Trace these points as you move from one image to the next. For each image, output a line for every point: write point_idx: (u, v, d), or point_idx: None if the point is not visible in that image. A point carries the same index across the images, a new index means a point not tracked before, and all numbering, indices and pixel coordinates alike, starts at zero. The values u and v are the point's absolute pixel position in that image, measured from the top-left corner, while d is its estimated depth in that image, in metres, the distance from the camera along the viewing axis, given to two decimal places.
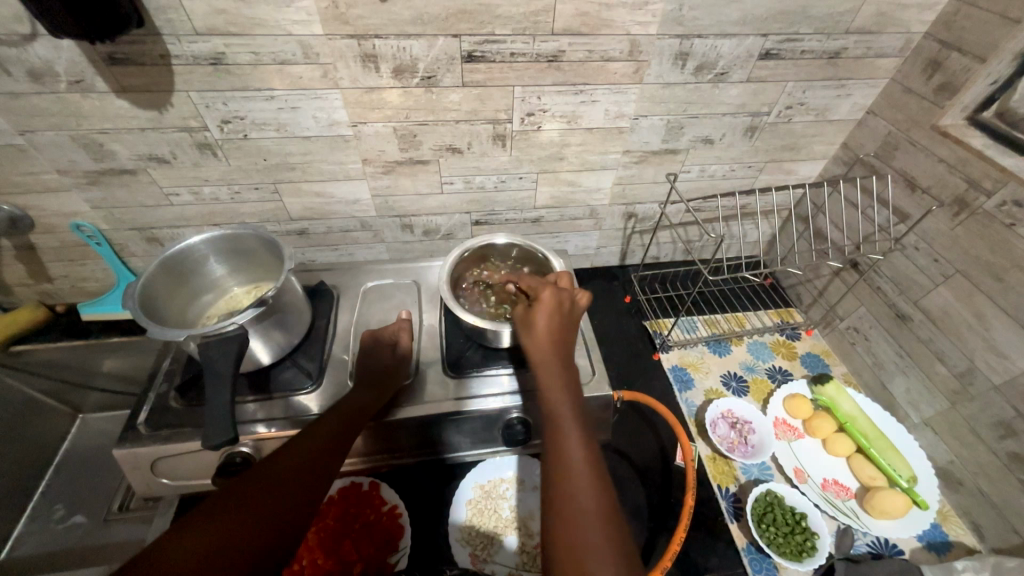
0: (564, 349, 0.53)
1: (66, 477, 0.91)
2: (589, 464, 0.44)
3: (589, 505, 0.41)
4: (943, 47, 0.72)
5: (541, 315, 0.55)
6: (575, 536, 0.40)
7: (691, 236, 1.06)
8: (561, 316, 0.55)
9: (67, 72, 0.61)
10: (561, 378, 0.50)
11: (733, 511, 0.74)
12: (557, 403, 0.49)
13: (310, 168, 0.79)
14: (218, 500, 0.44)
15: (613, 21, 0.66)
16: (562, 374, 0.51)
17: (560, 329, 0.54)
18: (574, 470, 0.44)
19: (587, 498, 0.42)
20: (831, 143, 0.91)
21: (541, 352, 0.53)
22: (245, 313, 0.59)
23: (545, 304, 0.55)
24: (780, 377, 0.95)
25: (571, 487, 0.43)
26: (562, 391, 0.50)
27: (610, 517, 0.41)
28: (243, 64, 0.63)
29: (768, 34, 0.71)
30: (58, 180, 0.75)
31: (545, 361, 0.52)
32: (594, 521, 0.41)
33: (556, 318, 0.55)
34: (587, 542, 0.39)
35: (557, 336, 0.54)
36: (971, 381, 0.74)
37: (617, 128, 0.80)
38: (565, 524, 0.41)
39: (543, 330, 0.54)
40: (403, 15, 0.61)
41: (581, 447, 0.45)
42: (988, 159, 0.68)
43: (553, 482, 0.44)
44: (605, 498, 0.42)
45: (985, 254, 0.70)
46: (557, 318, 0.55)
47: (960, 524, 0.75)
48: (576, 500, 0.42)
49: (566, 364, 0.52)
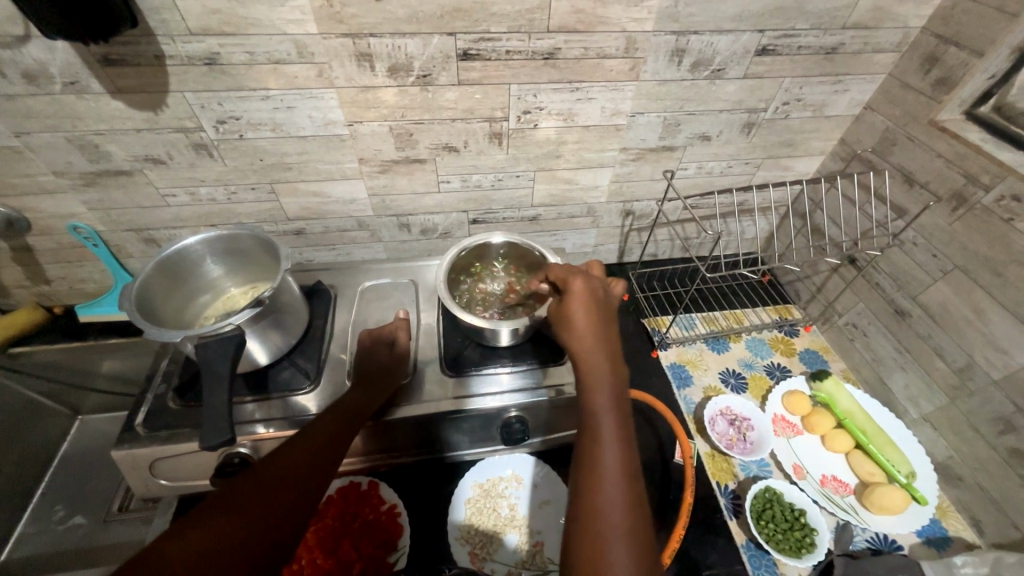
0: (605, 343, 0.53)
1: (66, 477, 0.91)
2: (621, 461, 0.45)
3: (615, 502, 0.42)
4: (940, 42, 0.72)
5: (579, 308, 0.55)
6: (597, 531, 0.40)
7: (689, 233, 1.06)
8: (600, 311, 0.55)
9: (62, 73, 0.61)
10: (600, 372, 0.50)
11: (732, 508, 0.74)
12: (595, 396, 0.49)
13: (306, 168, 0.78)
14: (216, 500, 0.44)
15: (609, 18, 0.65)
16: (602, 369, 0.51)
17: (599, 323, 0.54)
18: (604, 465, 0.44)
19: (615, 495, 0.42)
20: (828, 139, 0.91)
21: (579, 344, 0.53)
22: (242, 315, 0.58)
23: (581, 298, 0.56)
24: (779, 374, 0.95)
25: (599, 482, 0.43)
26: (601, 384, 0.50)
27: (634, 517, 0.41)
28: (238, 64, 0.63)
29: (764, 31, 0.71)
30: (54, 182, 0.75)
31: (584, 355, 0.52)
32: (617, 517, 0.41)
33: (594, 313, 0.55)
34: (609, 538, 0.40)
35: (596, 331, 0.53)
36: (971, 376, 0.74)
37: (614, 126, 0.80)
38: (589, 518, 0.41)
39: (582, 323, 0.54)
40: (398, 13, 0.61)
41: (614, 444, 0.46)
42: (986, 154, 0.68)
43: (581, 475, 0.45)
44: (633, 496, 0.43)
45: (983, 250, 0.70)
46: (596, 312, 0.55)
47: (959, 519, 0.75)
48: (601, 494, 0.42)
49: (606, 358, 0.52)
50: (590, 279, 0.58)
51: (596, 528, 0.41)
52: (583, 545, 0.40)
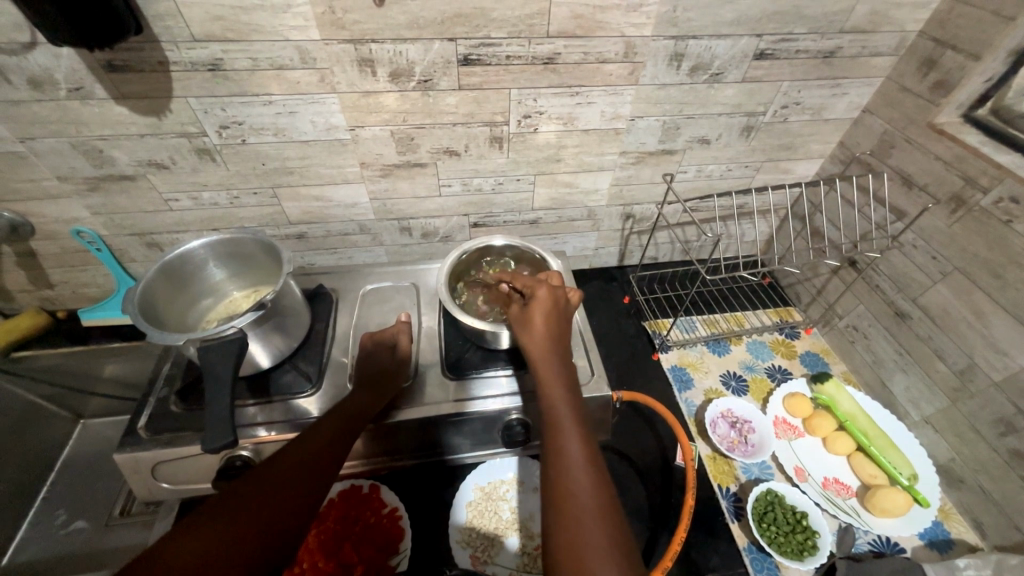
0: (561, 348, 0.54)
1: (68, 482, 0.90)
2: (588, 461, 0.45)
3: (589, 503, 0.42)
4: (936, 45, 0.72)
5: (537, 315, 0.56)
6: (574, 534, 0.40)
7: (689, 236, 1.07)
8: (556, 316, 0.56)
9: (67, 80, 0.62)
10: (560, 376, 0.51)
11: (733, 510, 0.74)
12: (557, 401, 0.49)
13: (308, 172, 0.79)
14: (216, 502, 0.44)
15: (608, 23, 0.66)
16: (560, 373, 0.51)
17: (555, 330, 0.55)
18: (574, 466, 0.44)
19: (588, 495, 0.42)
20: (827, 142, 0.92)
21: (539, 351, 0.53)
22: (244, 317, 0.59)
23: (540, 304, 0.57)
24: (780, 376, 0.95)
25: (570, 483, 0.43)
26: (561, 389, 0.50)
27: (610, 514, 0.41)
28: (241, 70, 0.64)
29: (762, 35, 0.71)
30: (58, 187, 0.75)
31: (544, 361, 0.52)
32: (593, 516, 0.41)
33: (552, 318, 0.56)
34: (586, 538, 0.39)
35: (554, 337, 0.54)
36: (971, 378, 0.74)
37: (614, 129, 0.81)
38: (565, 521, 0.41)
39: (540, 329, 0.55)
40: (399, 19, 0.62)
41: (581, 444, 0.46)
42: (984, 156, 0.68)
43: (553, 480, 0.44)
44: (605, 495, 0.42)
45: (982, 251, 0.70)
46: (552, 318, 0.56)
47: (961, 521, 0.75)
48: (575, 496, 0.42)
49: (564, 363, 0.53)
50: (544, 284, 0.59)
51: (573, 531, 0.40)
52: (562, 551, 0.39)
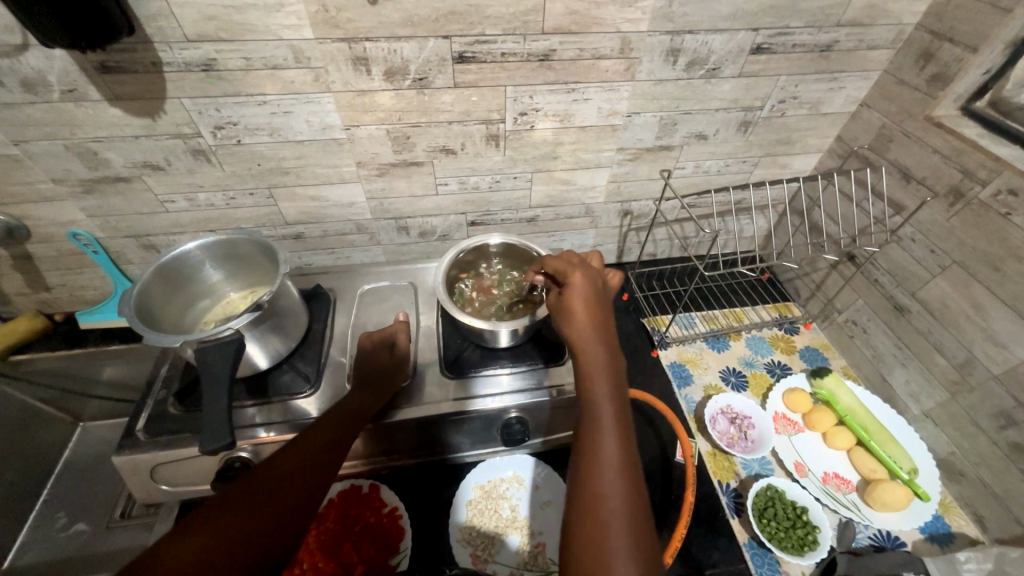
0: (606, 337, 0.53)
1: (69, 484, 0.90)
2: (622, 455, 0.44)
3: (615, 498, 0.41)
4: (934, 38, 0.72)
5: (577, 303, 0.55)
6: (597, 526, 0.40)
7: (688, 232, 1.06)
8: (598, 305, 0.55)
9: (60, 81, 0.62)
10: (603, 367, 0.50)
11: (734, 507, 0.74)
12: (597, 391, 0.49)
13: (304, 172, 0.79)
14: (212, 504, 0.44)
15: (603, 19, 0.66)
16: (602, 361, 0.51)
17: (599, 318, 0.54)
18: (605, 458, 0.44)
19: (616, 486, 0.42)
20: (825, 136, 0.91)
21: (579, 336, 0.53)
22: (241, 318, 0.58)
23: (580, 292, 0.56)
24: (780, 371, 0.95)
25: (599, 475, 0.43)
26: (603, 379, 0.49)
27: (635, 509, 0.41)
28: (235, 70, 0.64)
29: (759, 29, 0.71)
30: (53, 190, 0.75)
31: (585, 348, 0.52)
32: (617, 512, 0.41)
33: (596, 306, 0.55)
34: (609, 533, 0.39)
35: (598, 325, 0.53)
36: (971, 371, 0.74)
37: (611, 126, 0.80)
38: (590, 514, 0.41)
39: (583, 317, 0.54)
40: (393, 17, 0.61)
41: (616, 438, 0.45)
42: (982, 149, 0.68)
43: (582, 469, 0.44)
44: (633, 492, 0.42)
45: (981, 244, 0.70)
46: (594, 307, 0.55)
47: (962, 515, 0.75)
48: (602, 488, 0.42)
49: (608, 352, 0.52)
50: (588, 272, 0.58)
51: (596, 523, 0.40)
52: (582, 540, 0.40)
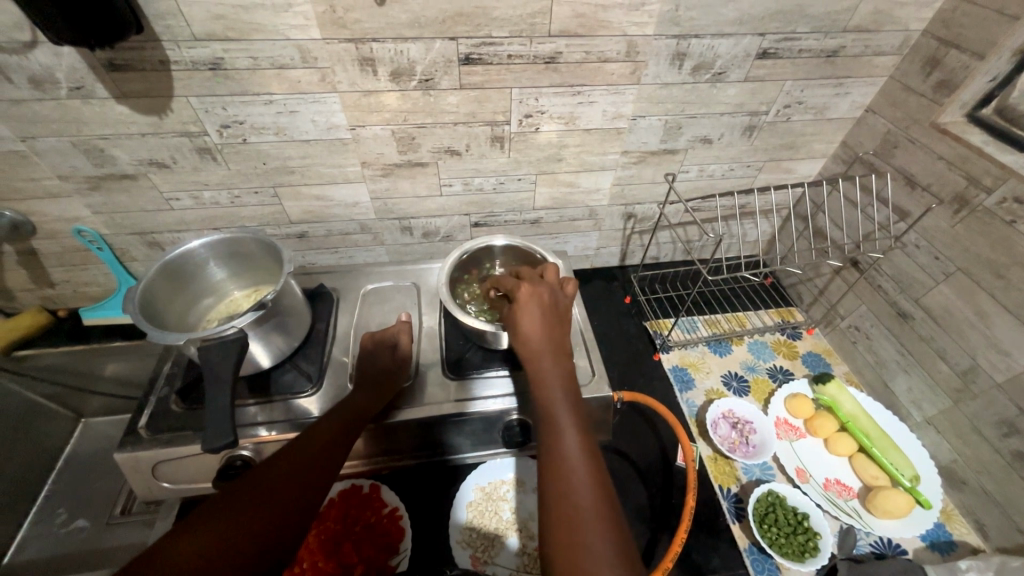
0: (555, 343, 0.53)
1: (70, 480, 0.90)
2: (586, 460, 0.44)
3: (583, 504, 0.41)
4: (941, 45, 0.72)
5: (526, 312, 0.55)
6: (572, 530, 0.40)
7: (691, 236, 1.07)
8: (547, 314, 0.56)
9: (68, 79, 0.62)
10: (556, 377, 0.51)
11: (735, 511, 0.74)
12: (553, 402, 0.49)
13: (309, 171, 0.79)
14: (213, 504, 0.44)
15: (610, 22, 0.66)
16: (553, 369, 0.51)
17: (549, 325, 0.55)
18: (571, 463, 0.44)
19: (586, 491, 0.42)
20: (830, 142, 0.91)
21: (531, 344, 0.53)
22: (245, 317, 0.59)
23: (527, 303, 0.56)
24: (782, 376, 0.95)
25: (568, 482, 0.43)
26: (558, 386, 0.50)
27: (606, 509, 0.41)
28: (242, 69, 0.64)
29: (765, 34, 0.71)
30: (59, 186, 0.75)
31: (537, 359, 0.52)
32: (587, 513, 0.41)
33: (546, 317, 0.55)
34: (585, 538, 0.39)
35: (547, 335, 0.54)
36: (974, 379, 0.73)
37: (616, 129, 0.80)
38: (564, 522, 0.41)
39: (533, 326, 0.54)
40: (400, 18, 0.62)
41: (578, 443, 0.46)
42: (988, 156, 0.68)
43: (550, 478, 0.44)
44: (603, 494, 0.42)
45: (985, 252, 0.70)
46: (545, 313, 0.56)
47: (963, 522, 0.75)
48: (571, 493, 0.42)
49: (559, 361, 0.52)
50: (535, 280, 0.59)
51: (570, 528, 0.40)
52: (557, 549, 0.39)
